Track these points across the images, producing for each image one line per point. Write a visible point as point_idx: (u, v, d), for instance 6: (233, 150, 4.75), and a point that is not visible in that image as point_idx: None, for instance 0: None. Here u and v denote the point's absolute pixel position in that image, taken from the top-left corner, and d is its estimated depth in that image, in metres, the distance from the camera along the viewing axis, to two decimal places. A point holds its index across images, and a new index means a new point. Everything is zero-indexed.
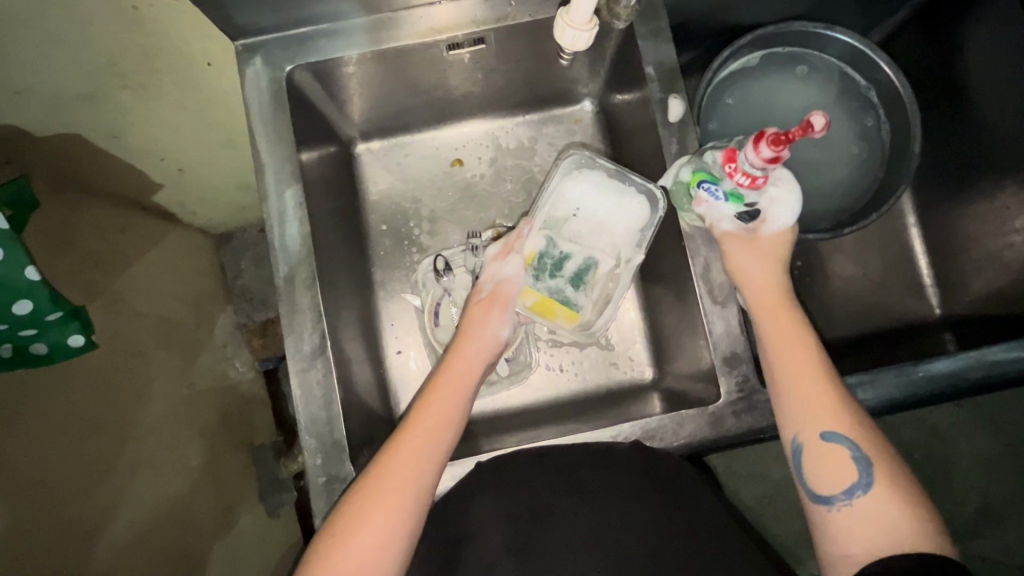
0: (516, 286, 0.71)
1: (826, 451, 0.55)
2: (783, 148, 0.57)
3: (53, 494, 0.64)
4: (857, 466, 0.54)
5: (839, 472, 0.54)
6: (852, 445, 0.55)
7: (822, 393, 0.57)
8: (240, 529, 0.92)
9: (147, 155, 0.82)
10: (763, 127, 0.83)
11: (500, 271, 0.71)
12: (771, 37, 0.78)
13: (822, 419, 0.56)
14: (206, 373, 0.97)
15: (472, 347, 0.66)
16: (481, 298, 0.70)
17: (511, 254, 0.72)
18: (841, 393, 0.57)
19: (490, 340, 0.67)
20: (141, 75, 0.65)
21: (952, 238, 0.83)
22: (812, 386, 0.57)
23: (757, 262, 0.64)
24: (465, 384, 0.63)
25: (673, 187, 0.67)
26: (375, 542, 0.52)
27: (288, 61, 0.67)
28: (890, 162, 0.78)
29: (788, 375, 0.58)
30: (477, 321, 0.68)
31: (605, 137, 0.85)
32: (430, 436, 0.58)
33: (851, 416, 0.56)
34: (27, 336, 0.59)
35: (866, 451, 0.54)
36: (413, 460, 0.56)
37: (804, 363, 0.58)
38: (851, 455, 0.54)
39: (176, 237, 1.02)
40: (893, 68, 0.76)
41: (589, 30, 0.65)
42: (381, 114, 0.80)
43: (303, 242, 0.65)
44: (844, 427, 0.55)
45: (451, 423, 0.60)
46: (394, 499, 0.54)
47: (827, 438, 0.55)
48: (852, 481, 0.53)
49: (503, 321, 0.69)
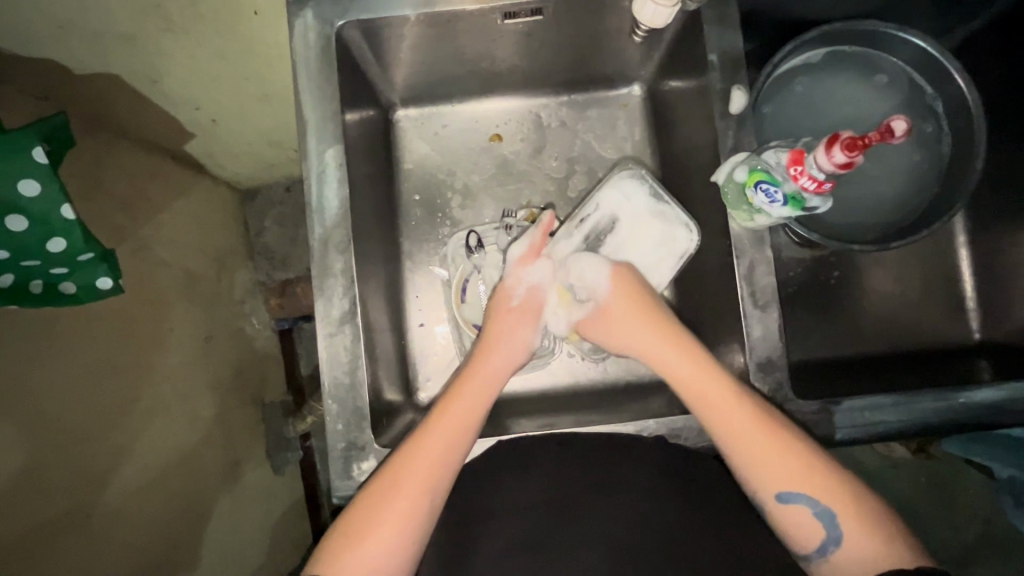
0: (543, 293, 0.69)
1: (786, 513, 0.54)
2: (857, 153, 0.58)
3: (72, 432, 0.64)
4: (823, 523, 0.52)
5: (805, 530, 0.53)
6: (812, 501, 0.53)
7: (770, 447, 0.55)
8: (246, 483, 0.93)
9: (182, 104, 0.80)
10: (818, 127, 0.79)
11: (529, 275, 0.69)
12: (839, 36, 0.75)
13: (777, 477, 0.54)
14: (223, 327, 0.97)
15: (499, 358, 0.64)
16: (511, 307, 0.68)
17: (538, 257, 0.70)
18: (789, 439, 0.55)
19: (519, 349, 0.66)
20: (186, 19, 0.63)
21: (1003, 263, 0.81)
22: (754, 437, 0.55)
23: (626, 312, 0.66)
24: (492, 384, 0.63)
25: (725, 185, 0.65)
26: (393, 537, 0.53)
27: (339, 17, 0.65)
28: (949, 177, 0.75)
29: (732, 434, 0.56)
30: (506, 328, 0.67)
31: (651, 124, 0.82)
32: (445, 445, 0.57)
33: (810, 471, 0.54)
34: (59, 274, 0.59)
35: (829, 503, 0.53)
36: (431, 461, 0.56)
37: (742, 423, 0.56)
38: (812, 511, 0.53)
39: (203, 188, 1.01)
40: (966, 79, 0.72)
41: (672, 7, 0.63)
42: (425, 80, 0.78)
43: (340, 204, 0.64)
44: (801, 485, 0.53)
45: (470, 429, 0.59)
46: (412, 498, 0.54)
47: (783, 500, 0.54)
48: (821, 539, 0.52)
49: (535, 330, 0.68)
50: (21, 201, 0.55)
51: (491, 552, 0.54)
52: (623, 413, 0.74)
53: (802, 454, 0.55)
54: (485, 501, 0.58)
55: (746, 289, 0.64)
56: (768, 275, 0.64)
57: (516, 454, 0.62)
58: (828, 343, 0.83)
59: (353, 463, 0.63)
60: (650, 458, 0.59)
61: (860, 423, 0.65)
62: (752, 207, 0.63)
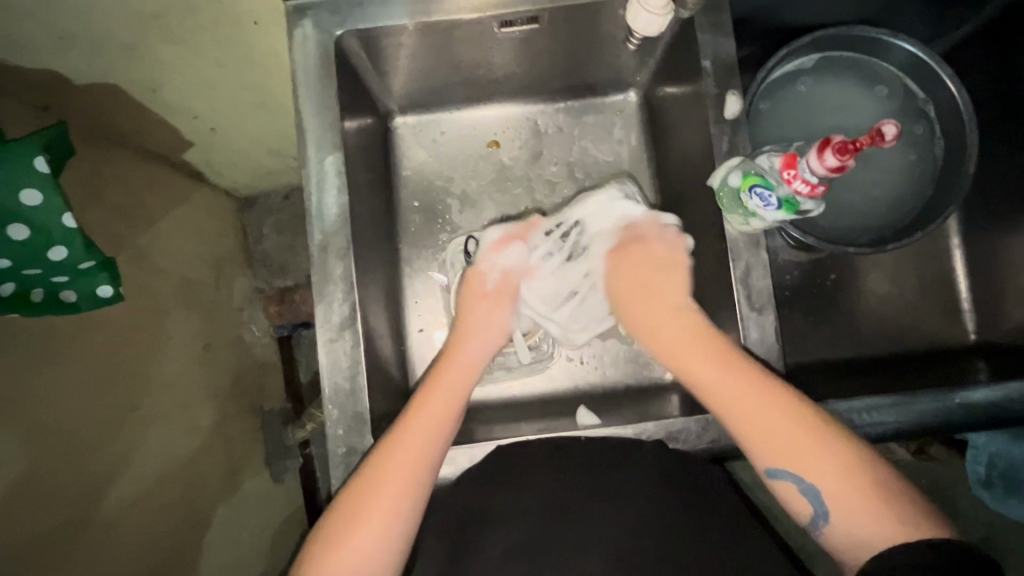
0: (519, 276, 0.73)
1: (776, 486, 0.54)
2: (849, 157, 0.59)
3: (69, 442, 0.64)
4: (808, 497, 0.52)
5: (794, 504, 0.53)
6: (798, 478, 0.52)
7: (759, 424, 0.54)
8: (246, 490, 0.93)
9: (182, 113, 0.81)
10: (812, 132, 0.80)
11: (500, 260, 0.72)
12: (833, 41, 0.76)
13: (765, 451, 0.54)
14: (222, 335, 0.98)
15: (476, 345, 0.67)
16: (486, 292, 0.71)
17: (511, 243, 0.73)
18: (784, 413, 0.54)
19: (496, 334, 0.69)
20: (185, 29, 0.64)
21: (999, 263, 0.81)
22: (747, 412, 0.55)
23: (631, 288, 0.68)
24: (466, 378, 0.64)
25: (719, 189, 0.65)
26: (375, 532, 0.53)
27: (338, 26, 0.66)
28: (942, 179, 0.76)
29: (738, 421, 0.55)
30: (483, 313, 0.69)
31: (647, 129, 0.83)
32: (424, 443, 0.58)
33: (807, 450, 0.52)
34: (60, 282, 0.60)
35: (815, 478, 0.52)
36: (410, 459, 0.56)
37: (730, 391, 0.56)
38: (798, 487, 0.52)
39: (202, 196, 1.01)
40: (957, 84, 0.73)
41: (662, 15, 0.64)
42: (422, 87, 0.78)
43: (340, 211, 0.65)
44: (789, 462, 0.53)
45: (449, 421, 0.60)
46: (394, 499, 0.54)
47: (772, 476, 0.54)
48: (810, 513, 0.52)
49: (513, 315, 0.71)
50: (23, 211, 0.55)
51: (493, 553, 0.54)
52: (623, 417, 0.75)
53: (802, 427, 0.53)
54: (485, 505, 0.59)
55: (746, 294, 0.65)
56: (764, 277, 0.65)
57: (513, 458, 0.62)
58: (826, 345, 0.84)
59: (353, 468, 0.63)
60: (648, 460, 0.59)
61: (858, 424, 0.65)
62: (746, 210, 0.64)
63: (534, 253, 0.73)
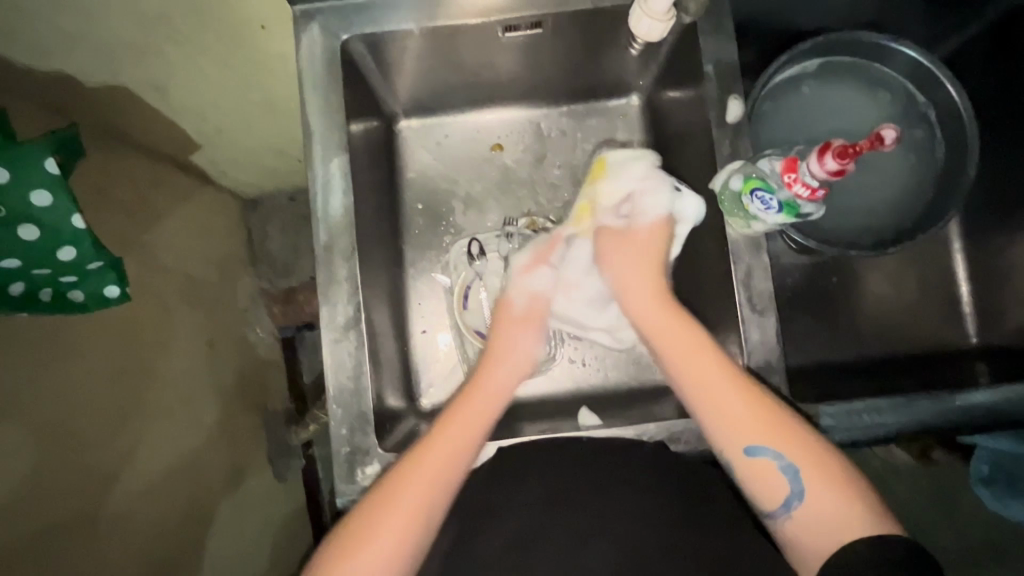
0: (546, 299, 0.73)
1: (753, 467, 0.56)
2: (849, 160, 0.59)
3: (76, 438, 0.64)
4: (787, 476, 0.54)
5: (771, 485, 0.55)
6: (777, 455, 0.55)
7: (741, 405, 0.57)
8: (249, 490, 0.94)
9: (189, 115, 0.82)
10: (814, 136, 0.81)
11: (529, 284, 0.73)
12: (834, 45, 0.76)
13: (743, 433, 0.56)
14: (227, 335, 0.99)
15: (507, 368, 0.67)
16: (514, 315, 0.72)
17: (540, 266, 0.74)
18: (762, 396, 0.58)
19: (525, 358, 0.69)
20: (194, 33, 0.65)
21: (999, 266, 0.81)
22: (730, 397, 0.58)
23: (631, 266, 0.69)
24: (492, 406, 0.64)
25: (721, 193, 0.66)
26: (390, 552, 0.54)
27: (344, 30, 0.67)
28: (943, 184, 0.77)
29: (704, 395, 0.58)
30: (514, 337, 0.70)
31: (649, 133, 0.84)
32: (448, 463, 0.58)
33: (791, 437, 0.56)
34: (68, 282, 0.61)
35: (795, 459, 0.55)
36: (431, 482, 0.57)
37: (715, 375, 0.59)
38: (776, 465, 0.55)
39: (207, 197, 1.02)
40: (958, 88, 0.73)
41: (664, 21, 0.64)
42: (426, 90, 0.79)
43: (345, 212, 0.65)
44: (768, 440, 0.56)
45: (474, 443, 0.61)
46: (412, 515, 0.55)
47: (750, 454, 0.56)
48: (785, 491, 0.54)
49: (537, 337, 0.71)
50: (33, 211, 0.56)
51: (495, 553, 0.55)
52: (625, 419, 0.75)
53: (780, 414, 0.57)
54: (488, 503, 0.59)
55: (749, 299, 0.65)
56: (764, 280, 0.65)
57: (512, 457, 0.62)
58: (828, 348, 0.84)
59: (357, 468, 0.64)
60: (648, 463, 0.60)
61: (860, 426, 0.66)
62: (747, 214, 0.64)
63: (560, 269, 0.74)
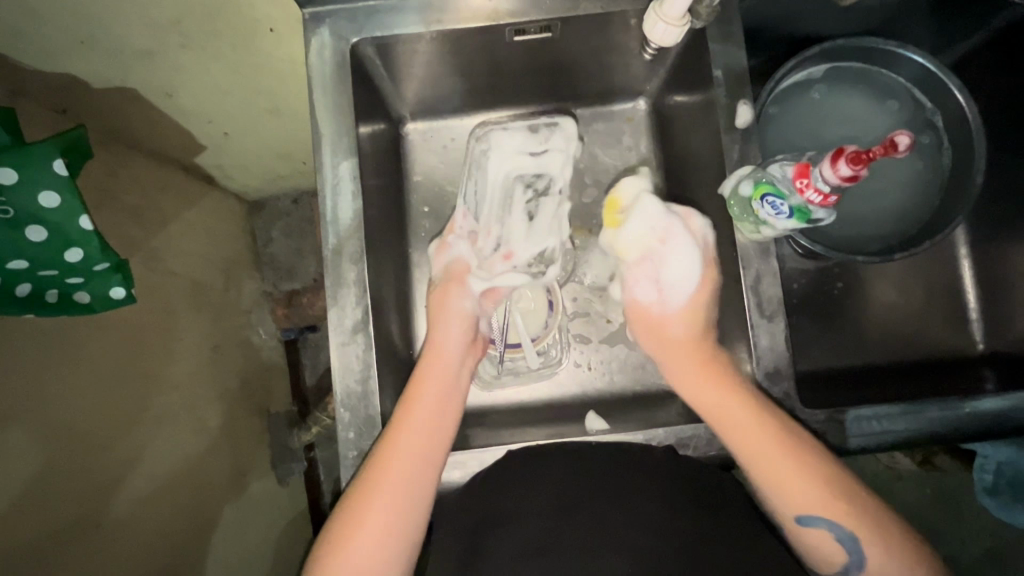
0: (470, 268, 0.74)
1: (811, 538, 0.56)
2: (862, 167, 0.59)
3: (81, 441, 0.64)
4: (846, 546, 0.55)
5: (828, 552, 0.56)
6: (833, 526, 0.55)
7: (797, 478, 0.56)
8: (252, 493, 0.94)
9: (197, 117, 0.82)
10: (820, 141, 0.81)
11: (449, 256, 0.74)
12: (841, 52, 0.77)
13: (802, 504, 0.56)
14: (231, 337, 0.98)
15: (451, 328, 0.69)
16: (443, 283, 0.72)
17: (452, 240, 0.75)
18: (812, 462, 0.57)
19: (461, 316, 0.70)
20: (203, 36, 0.65)
21: (1006, 272, 0.81)
22: (785, 470, 0.57)
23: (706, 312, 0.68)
24: (444, 382, 0.65)
25: (730, 198, 0.66)
26: (379, 542, 0.55)
27: (354, 33, 0.67)
28: (950, 190, 0.77)
29: (767, 472, 0.57)
30: (440, 303, 0.70)
31: (655, 138, 0.84)
32: (418, 445, 0.59)
33: (849, 510, 0.55)
34: (74, 283, 0.60)
35: (852, 528, 0.55)
36: (402, 467, 0.58)
37: (769, 450, 0.57)
38: (834, 535, 0.55)
39: (211, 199, 1.02)
40: (965, 95, 0.73)
41: (679, 26, 0.64)
42: (434, 94, 0.79)
43: (354, 216, 0.65)
44: (826, 513, 0.55)
45: (443, 418, 0.62)
46: (392, 503, 0.56)
47: (806, 526, 0.56)
48: (845, 560, 0.55)
49: (466, 293, 0.71)
50: (40, 212, 0.55)
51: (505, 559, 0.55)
52: (630, 423, 0.75)
53: (836, 485, 0.56)
54: (499, 507, 0.59)
55: (757, 304, 0.65)
56: (774, 285, 0.65)
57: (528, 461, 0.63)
58: (834, 353, 0.84)
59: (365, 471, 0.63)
60: (656, 468, 0.60)
61: (868, 432, 0.65)
62: (757, 219, 0.64)
63: (477, 243, 0.75)
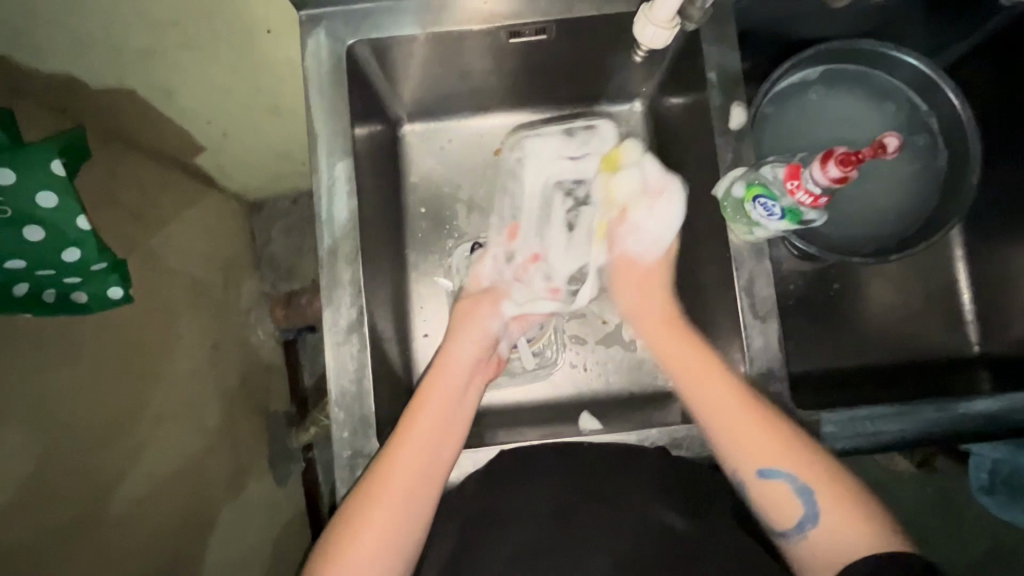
0: (502, 285, 0.74)
1: (766, 490, 0.56)
2: (852, 168, 0.60)
3: (75, 440, 0.64)
4: (801, 499, 0.54)
5: (785, 508, 0.55)
6: (791, 477, 0.55)
7: (749, 431, 0.57)
8: (250, 492, 0.94)
9: (195, 119, 0.83)
10: (816, 143, 0.81)
11: (485, 271, 0.76)
12: (836, 54, 0.77)
13: (756, 456, 0.56)
14: (230, 337, 0.99)
15: (467, 344, 0.68)
16: (470, 298, 0.73)
17: (489, 253, 0.77)
18: (778, 424, 0.57)
19: (484, 335, 0.69)
20: (201, 37, 0.65)
21: (1002, 273, 0.81)
22: (754, 435, 0.57)
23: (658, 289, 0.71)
24: (456, 392, 0.64)
25: (724, 200, 0.67)
26: (378, 545, 0.55)
27: (350, 35, 0.67)
28: (945, 191, 0.77)
29: (722, 429, 0.58)
30: (465, 314, 0.71)
31: (652, 139, 0.84)
32: (422, 452, 0.59)
33: (808, 466, 0.55)
34: (71, 283, 0.62)
35: (809, 483, 0.54)
36: (409, 474, 0.57)
37: (731, 408, 0.58)
38: (791, 487, 0.55)
39: (210, 200, 1.02)
40: (960, 96, 0.73)
41: (669, 29, 0.64)
42: (431, 95, 0.79)
43: (350, 216, 0.66)
44: (788, 466, 0.55)
45: (448, 425, 0.61)
46: (396, 508, 0.56)
47: (763, 477, 0.56)
48: (799, 515, 0.54)
49: (493, 313, 0.72)
50: (38, 212, 0.56)
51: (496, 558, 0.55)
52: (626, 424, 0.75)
53: (796, 444, 0.56)
54: (491, 506, 0.59)
55: (750, 304, 0.65)
56: (768, 286, 0.65)
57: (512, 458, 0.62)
58: (830, 355, 0.84)
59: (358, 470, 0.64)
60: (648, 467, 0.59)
61: (863, 433, 0.65)
62: (750, 220, 0.65)
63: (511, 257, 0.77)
